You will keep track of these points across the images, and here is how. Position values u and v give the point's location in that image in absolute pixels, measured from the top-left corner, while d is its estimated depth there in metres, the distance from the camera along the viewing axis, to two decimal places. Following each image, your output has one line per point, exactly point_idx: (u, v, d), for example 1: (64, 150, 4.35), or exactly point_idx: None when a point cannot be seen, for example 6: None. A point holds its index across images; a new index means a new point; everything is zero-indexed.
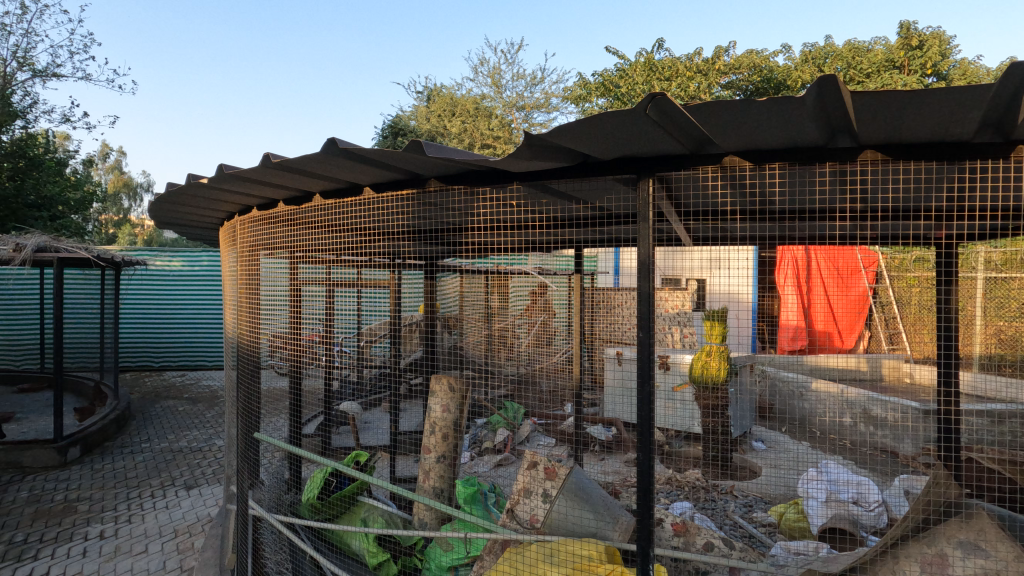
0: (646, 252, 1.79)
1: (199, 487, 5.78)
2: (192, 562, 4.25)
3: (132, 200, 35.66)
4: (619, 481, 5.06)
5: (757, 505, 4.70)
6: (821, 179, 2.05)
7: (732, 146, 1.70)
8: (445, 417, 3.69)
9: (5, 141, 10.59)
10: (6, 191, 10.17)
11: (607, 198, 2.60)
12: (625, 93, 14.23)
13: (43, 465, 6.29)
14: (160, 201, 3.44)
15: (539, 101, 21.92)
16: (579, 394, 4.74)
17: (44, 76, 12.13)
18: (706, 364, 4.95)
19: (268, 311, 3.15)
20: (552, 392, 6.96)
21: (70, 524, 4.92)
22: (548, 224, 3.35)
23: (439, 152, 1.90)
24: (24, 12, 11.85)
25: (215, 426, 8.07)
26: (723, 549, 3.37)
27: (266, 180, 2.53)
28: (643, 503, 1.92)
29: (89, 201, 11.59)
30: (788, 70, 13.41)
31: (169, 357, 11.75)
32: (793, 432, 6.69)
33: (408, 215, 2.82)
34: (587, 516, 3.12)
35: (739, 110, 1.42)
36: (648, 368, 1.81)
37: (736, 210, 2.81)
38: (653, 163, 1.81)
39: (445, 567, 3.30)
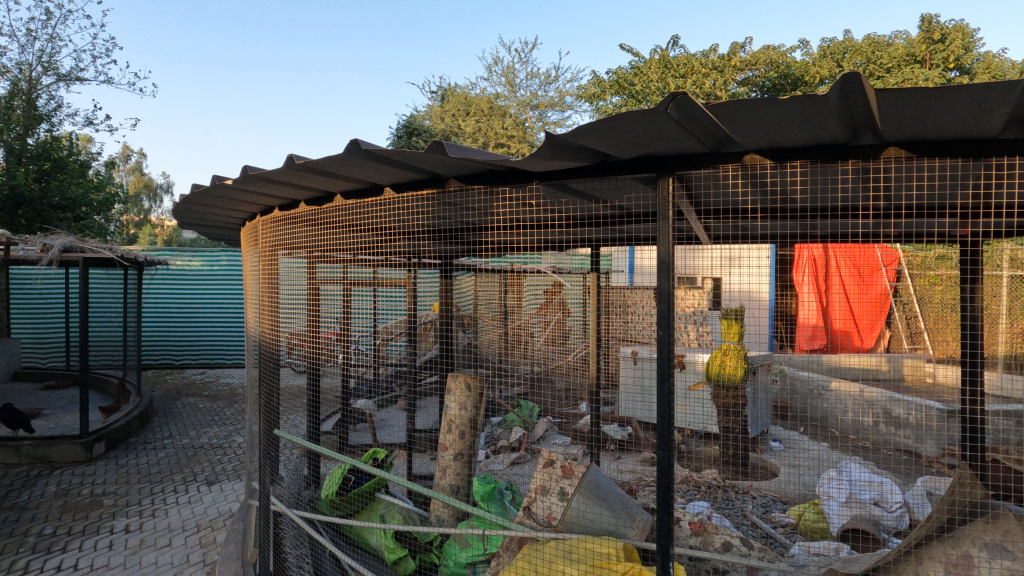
0: (666, 250, 1.79)
1: (220, 482, 5.90)
2: (214, 556, 4.34)
3: (153, 201, 36.34)
4: (635, 480, 5.06)
5: (775, 505, 4.66)
6: (844, 177, 2.03)
7: (753, 144, 1.69)
8: (462, 415, 3.71)
9: (31, 144, 10.86)
10: (32, 193, 10.43)
11: (625, 197, 2.61)
12: (639, 91, 14.16)
13: (70, 460, 6.45)
14: (184, 202, 3.51)
15: (553, 100, 21.91)
16: (594, 393, 4.74)
17: (68, 80, 12.41)
18: (723, 365, 4.91)
19: (289, 310, 3.19)
20: (567, 391, 6.97)
21: (97, 517, 5.04)
22: (565, 224, 3.36)
23: (460, 153, 1.93)
24: (48, 17, 12.15)
25: (235, 423, 8.21)
26: (742, 548, 3.36)
27: (288, 181, 2.57)
28: (663, 502, 1.91)
29: (112, 202, 11.83)
30: (806, 66, 13.23)
31: (189, 355, 11.96)
32: (811, 432, 6.62)
33: (427, 214, 2.86)
34: (604, 514, 3.14)
35: (761, 108, 1.42)
36: (668, 366, 1.82)
37: (756, 209, 2.80)
38: (672, 162, 1.81)
39: (463, 563, 3.35)
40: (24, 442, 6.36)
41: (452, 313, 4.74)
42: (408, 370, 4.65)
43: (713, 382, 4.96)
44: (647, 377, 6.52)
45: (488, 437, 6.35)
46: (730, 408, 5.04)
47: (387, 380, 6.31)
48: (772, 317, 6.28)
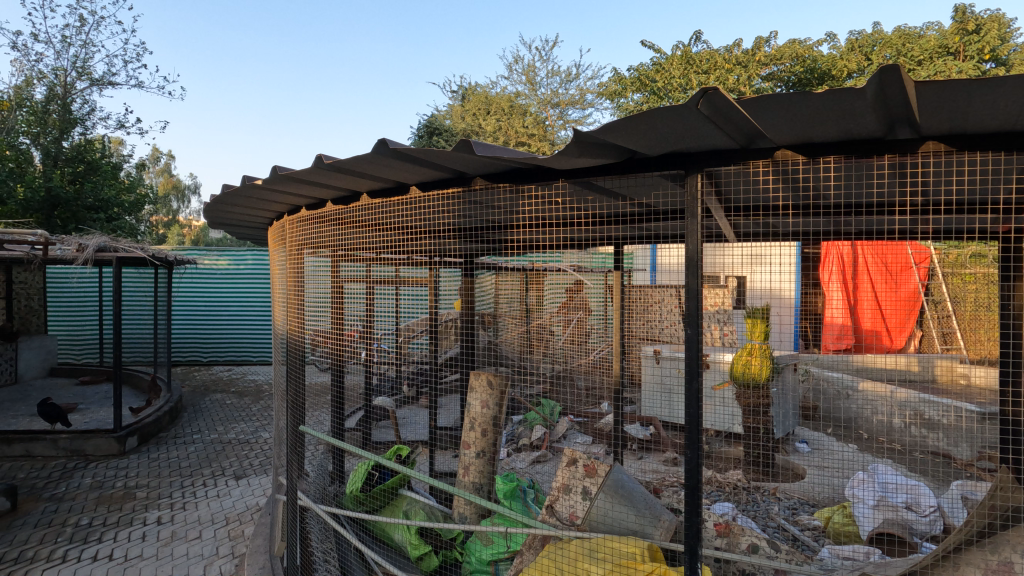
0: (695, 248, 1.77)
1: (247, 477, 6.02)
2: (243, 549, 4.43)
3: (181, 201, 37.29)
4: (658, 480, 5.02)
5: (802, 508, 4.58)
6: (879, 172, 1.99)
7: (786, 139, 1.66)
8: (485, 413, 3.72)
9: (66, 148, 11.22)
10: (67, 194, 10.76)
11: (652, 194, 2.59)
12: (661, 87, 14.04)
13: (104, 453, 6.64)
14: (215, 202, 3.58)
15: (574, 98, 21.86)
16: (617, 392, 4.71)
17: (100, 84, 12.79)
18: (748, 364, 4.81)
19: (313, 308, 3.23)
20: (588, 390, 6.94)
21: (130, 509, 5.19)
22: (588, 221, 3.35)
23: (488, 151, 1.93)
24: (83, 24, 12.54)
25: (261, 419, 8.37)
26: (768, 551, 3.31)
27: (316, 180, 2.60)
28: (692, 502, 1.89)
29: (142, 203, 12.14)
30: (833, 59, 12.94)
31: (216, 352, 12.22)
32: (839, 434, 6.48)
33: (452, 213, 2.87)
34: (629, 513, 3.15)
35: (795, 103, 1.39)
36: (697, 365, 1.80)
37: (786, 205, 2.75)
38: (702, 158, 1.79)
39: (485, 561, 3.37)
40: (61, 436, 6.57)
41: (474, 312, 4.76)
42: (431, 367, 4.68)
43: (738, 382, 4.89)
44: (669, 377, 6.45)
45: (509, 436, 6.35)
46: (756, 408, 4.97)
47: (409, 378, 6.35)
48: (798, 317, 6.17)
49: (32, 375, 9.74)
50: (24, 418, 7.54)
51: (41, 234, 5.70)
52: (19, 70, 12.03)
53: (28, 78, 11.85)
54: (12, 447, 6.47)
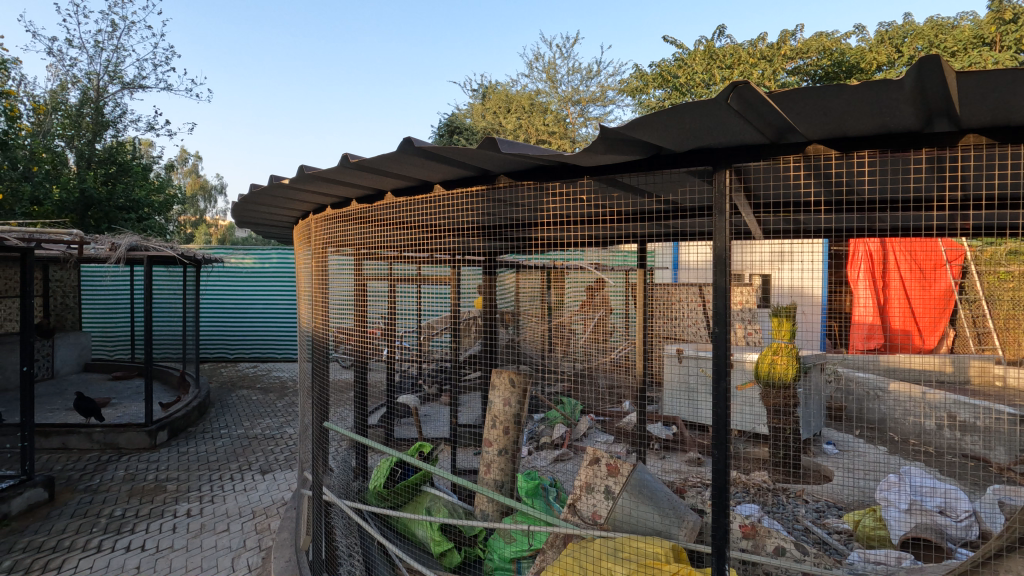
0: (723, 245, 1.74)
1: (273, 472, 6.13)
2: (269, 542, 4.52)
3: (208, 201, 38.12)
4: (681, 480, 4.96)
5: (830, 511, 4.50)
6: (916, 167, 1.94)
7: (818, 133, 1.62)
8: (506, 411, 3.72)
9: (99, 150, 11.56)
10: (100, 195, 11.08)
11: (678, 191, 2.56)
12: (683, 83, 13.90)
13: (136, 446, 6.83)
14: (243, 202, 3.65)
15: (595, 95, 21.77)
16: (640, 391, 4.67)
17: (131, 88, 13.13)
18: (773, 364, 4.71)
19: (336, 307, 3.27)
20: (610, 389, 6.90)
21: (161, 502, 5.33)
22: (612, 219, 3.33)
23: (513, 148, 1.93)
24: (114, 29, 12.87)
25: (286, 415, 8.51)
26: (795, 554, 3.27)
27: (342, 180, 2.64)
28: (719, 503, 1.85)
29: (171, 203, 12.42)
30: (861, 52, 12.59)
31: (243, 349, 12.46)
32: (868, 436, 6.33)
33: (476, 211, 2.87)
34: (652, 513, 3.13)
35: (829, 96, 1.36)
36: (724, 364, 1.77)
37: (816, 201, 2.70)
38: (730, 153, 1.76)
39: (508, 559, 3.38)
40: (95, 429, 6.77)
41: (495, 311, 4.76)
42: (453, 365, 4.70)
43: (763, 381, 4.77)
44: (692, 376, 6.37)
45: (530, 434, 6.35)
46: (780, 409, 4.87)
47: (429, 376, 6.39)
48: (825, 315, 6.04)
49: (67, 370, 10.06)
50: (61, 412, 7.80)
51: (76, 234, 5.87)
52: (54, 75, 12.42)
53: (63, 83, 12.22)
54: (49, 440, 6.68)
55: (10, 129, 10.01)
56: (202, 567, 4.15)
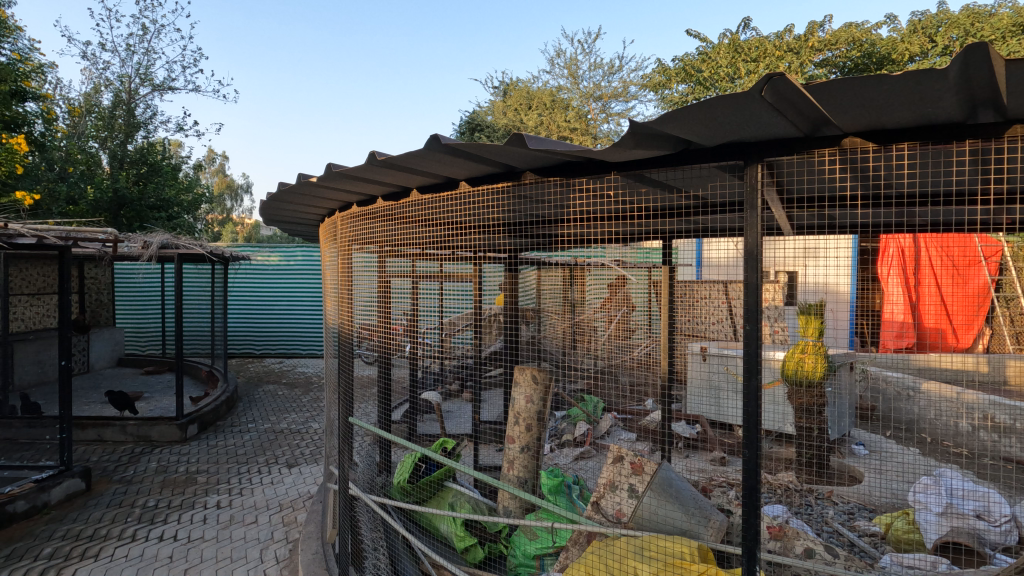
0: (754, 241, 1.70)
1: (299, 465, 6.24)
2: (296, 534, 4.61)
3: (234, 200, 38.91)
4: (706, 480, 4.90)
5: (860, 513, 4.41)
6: (960, 160, 1.88)
7: (854, 126, 1.58)
8: (529, 408, 3.72)
9: (131, 150, 11.87)
10: (132, 195, 11.38)
11: (707, 186, 2.52)
12: (707, 77, 13.71)
13: (167, 439, 7.01)
14: (271, 200, 3.71)
15: (617, 91, 21.62)
16: (665, 389, 4.63)
17: (161, 89, 13.44)
18: (801, 362, 4.62)
19: (360, 304, 3.31)
20: (633, 387, 6.86)
21: (192, 493, 5.47)
22: (638, 216, 3.30)
23: (541, 144, 1.91)
24: (145, 32, 13.18)
25: (311, 410, 8.65)
26: (825, 556, 3.21)
27: (368, 177, 2.66)
28: (749, 503, 1.83)
29: (199, 202, 12.70)
30: (893, 43, 12.20)
31: (269, 346, 12.69)
32: (899, 437, 6.17)
33: (501, 208, 2.88)
34: (676, 511, 3.07)
35: (869, 87, 1.33)
36: (756, 363, 1.74)
37: (851, 196, 2.64)
38: (762, 147, 1.72)
39: (531, 555, 3.40)
40: (129, 422, 6.97)
41: (517, 308, 4.77)
42: (475, 361, 4.71)
43: (790, 381, 4.70)
44: (716, 375, 6.28)
45: (552, 431, 6.35)
46: (810, 408, 4.77)
47: (452, 373, 6.42)
48: (853, 312, 5.89)
49: (102, 365, 10.37)
50: (96, 405, 8.06)
51: (110, 232, 6.04)
52: (89, 78, 12.77)
53: (97, 86, 12.56)
54: (86, 432, 6.90)
55: (47, 131, 10.35)
56: (232, 558, 4.25)
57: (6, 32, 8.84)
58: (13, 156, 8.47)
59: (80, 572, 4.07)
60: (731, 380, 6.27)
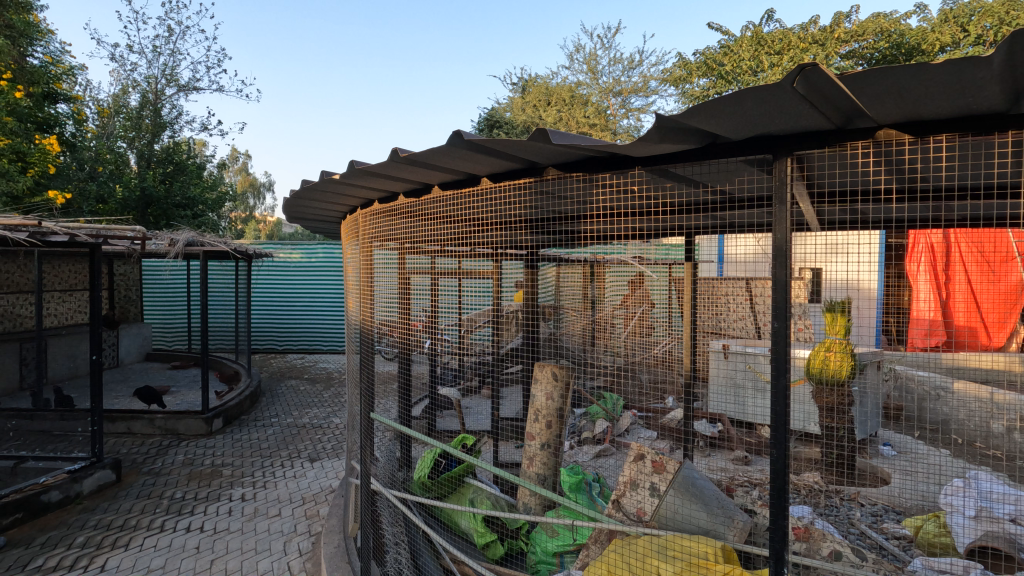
0: (783, 236, 1.66)
1: (321, 460, 6.32)
2: (319, 528, 4.67)
3: (257, 198, 39.61)
4: (728, 479, 4.84)
5: (887, 515, 4.33)
6: (1002, 151, 1.80)
7: (889, 117, 1.53)
8: (549, 406, 3.70)
9: (158, 150, 12.13)
10: (159, 193, 11.63)
11: (734, 181, 2.48)
12: (729, 71, 13.48)
13: (194, 433, 7.16)
14: (294, 198, 3.75)
15: (637, 86, 21.43)
16: (687, 387, 4.58)
17: (187, 90, 13.68)
18: (826, 361, 4.50)
19: (381, 300, 3.32)
20: (654, 385, 6.80)
21: (217, 486, 5.57)
22: (661, 211, 3.26)
23: (564, 139, 1.89)
24: (170, 34, 13.40)
25: (332, 405, 8.77)
26: (853, 559, 3.14)
27: (390, 174, 2.66)
28: (778, 503, 1.79)
29: (223, 201, 12.92)
30: (923, 33, 11.83)
31: (291, 342, 12.89)
32: (928, 438, 6.02)
33: (523, 204, 2.86)
34: (699, 512, 3.06)
35: (905, 76, 1.28)
36: (784, 362, 1.70)
37: (884, 189, 2.56)
38: (791, 140, 1.68)
39: (551, 552, 3.41)
40: (157, 415, 7.14)
41: (537, 305, 4.76)
42: (494, 358, 4.70)
43: (814, 379, 4.58)
44: (739, 373, 6.20)
45: (571, 429, 6.33)
46: (835, 407, 4.65)
47: (472, 369, 6.44)
48: (880, 309, 5.75)
49: (131, 359, 10.64)
50: (125, 398, 8.27)
51: (139, 230, 6.18)
52: (117, 79, 13.06)
53: (125, 87, 12.83)
54: (116, 425, 7.08)
55: (78, 132, 10.62)
56: (256, 550, 4.32)
57: (39, 36, 9.08)
58: (45, 156, 8.73)
59: (111, 561, 4.17)
60: (753, 378, 6.18)
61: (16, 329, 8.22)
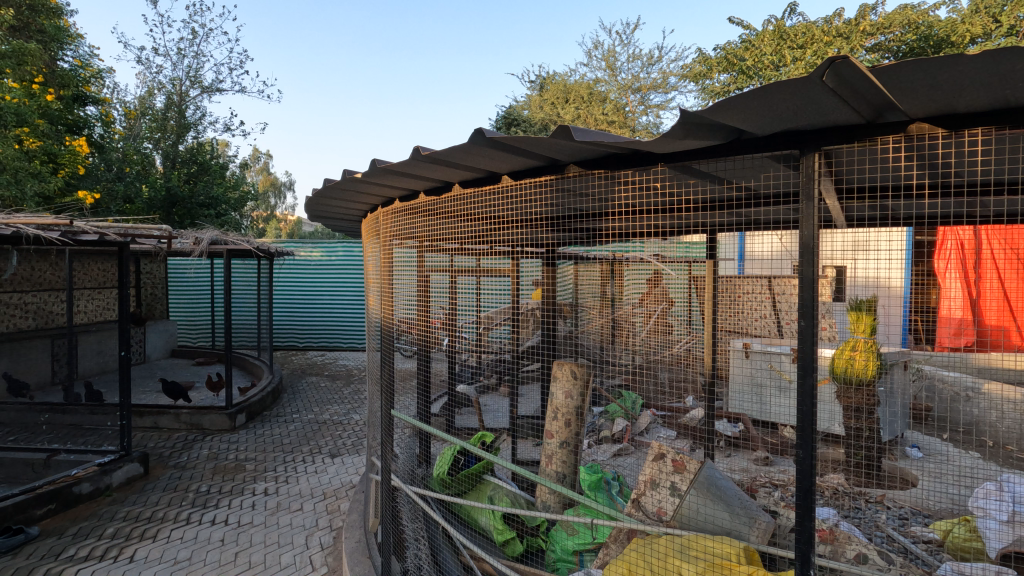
0: (811, 233, 1.64)
1: (341, 456, 6.40)
2: (340, 522, 4.73)
3: (278, 198, 40.31)
4: (750, 479, 4.78)
5: (914, 518, 4.25)
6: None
7: (923, 110, 1.49)
8: (568, 404, 3.69)
9: (182, 150, 12.37)
10: (183, 193, 11.86)
11: (760, 177, 2.44)
12: (750, 66, 13.28)
13: (218, 427, 7.30)
14: (317, 197, 3.80)
15: (656, 82, 21.21)
16: (709, 386, 4.52)
17: (210, 91, 13.91)
18: (850, 360, 4.43)
19: (401, 297, 3.33)
20: (673, 384, 6.75)
21: (241, 480, 5.68)
22: (683, 208, 3.22)
23: (587, 136, 1.88)
24: (194, 36, 13.64)
25: (352, 402, 8.86)
26: (879, 563, 3.09)
27: (411, 172, 2.68)
28: (804, 503, 1.76)
29: (245, 200, 13.12)
30: (952, 24, 11.50)
31: (311, 339, 13.07)
32: (956, 438, 5.88)
33: (544, 202, 2.85)
34: (721, 513, 3.04)
35: (943, 68, 1.25)
36: (811, 361, 1.68)
37: (914, 184, 2.50)
38: (819, 135, 1.65)
39: (570, 550, 3.42)
40: (183, 411, 7.29)
41: (555, 303, 4.74)
42: (512, 356, 4.70)
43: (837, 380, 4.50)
44: (760, 372, 6.11)
45: (590, 427, 6.31)
46: (860, 408, 4.56)
47: (490, 367, 6.46)
48: (908, 308, 5.60)
49: (157, 355, 10.89)
50: (152, 393, 8.47)
51: (165, 229, 6.30)
52: (143, 82, 13.34)
53: (150, 89, 13.10)
54: (144, 419, 7.27)
55: (105, 133, 10.88)
56: (280, 543, 4.39)
57: (69, 41, 9.33)
58: (75, 158, 9.00)
59: (140, 552, 4.28)
60: (775, 378, 6.11)
61: (48, 326, 8.47)
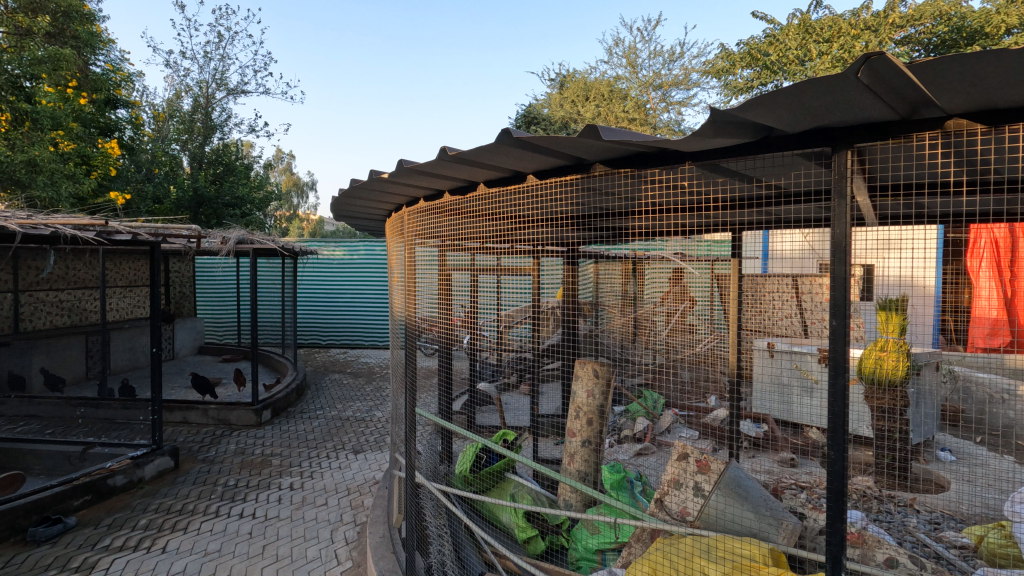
0: (842, 231, 1.62)
1: (364, 452, 6.48)
2: (364, 517, 4.79)
3: (301, 199, 41.01)
4: (775, 480, 4.72)
5: (946, 523, 4.16)
6: None
7: (961, 106, 1.46)
8: (590, 403, 3.69)
9: (209, 151, 12.64)
10: (210, 194, 12.12)
11: (789, 175, 2.41)
12: (774, 61, 13.05)
13: (245, 423, 7.45)
14: (343, 197, 3.85)
15: (678, 78, 20.99)
16: (733, 387, 4.47)
17: (235, 93, 14.20)
18: (881, 360, 4.30)
19: (425, 295, 3.35)
20: (696, 383, 6.69)
21: (267, 475, 5.80)
22: (709, 207, 3.18)
23: (614, 135, 1.88)
24: (220, 39, 13.93)
25: (374, 399, 8.98)
26: (910, 566, 3.02)
27: (437, 172, 2.70)
28: (835, 504, 1.74)
29: (269, 200, 13.36)
30: (986, 15, 11.17)
31: (334, 337, 13.25)
32: (989, 442, 5.73)
33: (569, 200, 2.84)
34: (746, 513, 2.99)
35: (982, 63, 1.23)
36: (843, 361, 1.66)
37: (949, 182, 2.44)
38: (852, 132, 1.62)
39: (593, 549, 3.43)
40: (210, 407, 7.47)
41: (576, 301, 4.73)
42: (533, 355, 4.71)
43: (866, 380, 4.38)
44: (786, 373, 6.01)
45: (611, 426, 6.29)
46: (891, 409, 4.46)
47: (510, 365, 6.48)
48: (939, 308, 5.46)
49: (185, 352, 11.15)
50: (181, 389, 8.68)
51: (193, 229, 6.45)
52: (172, 85, 13.66)
53: (179, 92, 13.41)
54: (173, 414, 7.45)
55: (136, 135, 11.15)
56: (305, 537, 4.47)
57: (101, 46, 9.58)
58: (107, 159, 9.30)
59: (172, 543, 4.40)
60: (800, 378, 6.01)
61: (82, 323, 8.73)
